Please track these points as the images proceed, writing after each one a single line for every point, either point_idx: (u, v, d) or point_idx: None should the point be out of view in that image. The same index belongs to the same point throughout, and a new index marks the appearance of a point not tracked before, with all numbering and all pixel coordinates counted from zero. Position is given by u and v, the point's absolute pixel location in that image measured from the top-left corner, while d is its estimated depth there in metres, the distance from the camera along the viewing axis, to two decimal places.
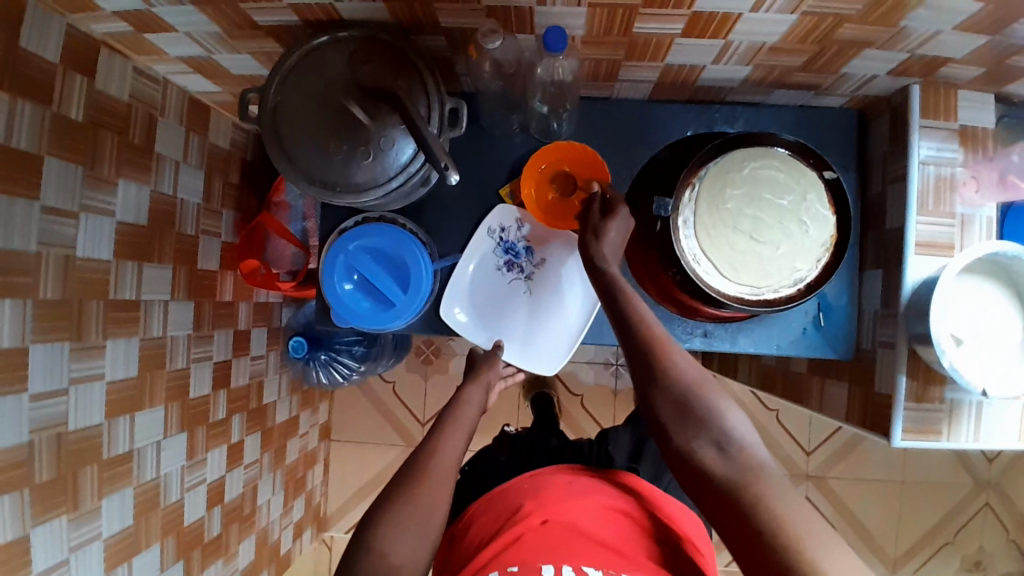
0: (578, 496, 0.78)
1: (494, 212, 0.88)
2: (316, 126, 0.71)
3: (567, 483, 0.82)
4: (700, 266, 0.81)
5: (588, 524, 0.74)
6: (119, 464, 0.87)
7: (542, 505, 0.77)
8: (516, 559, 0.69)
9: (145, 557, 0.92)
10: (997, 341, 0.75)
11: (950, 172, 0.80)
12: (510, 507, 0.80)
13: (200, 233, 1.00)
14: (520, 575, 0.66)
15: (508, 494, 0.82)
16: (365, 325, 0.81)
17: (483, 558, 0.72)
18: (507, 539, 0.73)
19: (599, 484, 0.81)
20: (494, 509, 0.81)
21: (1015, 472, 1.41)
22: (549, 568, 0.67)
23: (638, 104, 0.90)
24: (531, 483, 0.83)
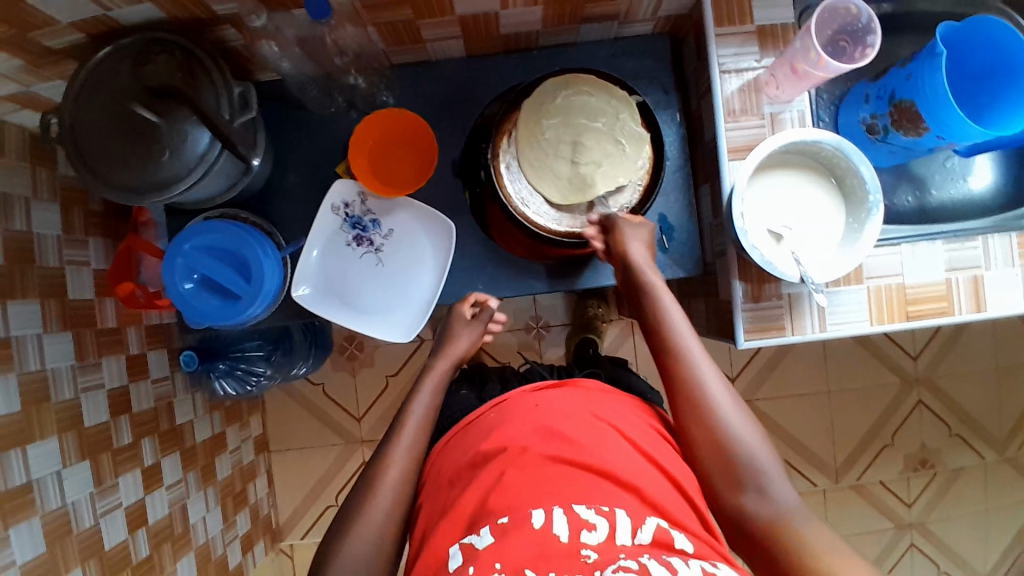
0: (550, 415, 0.70)
1: (334, 188, 0.88)
2: (113, 137, 0.72)
3: (534, 410, 0.71)
4: (530, 207, 0.84)
5: (565, 452, 0.65)
6: (19, 496, 0.86)
7: (516, 439, 0.67)
8: (505, 508, 0.60)
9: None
10: (818, 230, 0.77)
11: (754, 75, 0.81)
12: (474, 446, 0.70)
13: (65, 263, 1.00)
14: (511, 529, 0.58)
15: (473, 432, 0.73)
16: (216, 322, 0.83)
17: (470, 507, 0.63)
18: (488, 482, 0.64)
19: (575, 401, 0.72)
20: (463, 451, 0.71)
21: (944, 362, 1.43)
22: (542, 517, 0.59)
23: (458, 65, 0.91)
24: (498, 418, 0.72)
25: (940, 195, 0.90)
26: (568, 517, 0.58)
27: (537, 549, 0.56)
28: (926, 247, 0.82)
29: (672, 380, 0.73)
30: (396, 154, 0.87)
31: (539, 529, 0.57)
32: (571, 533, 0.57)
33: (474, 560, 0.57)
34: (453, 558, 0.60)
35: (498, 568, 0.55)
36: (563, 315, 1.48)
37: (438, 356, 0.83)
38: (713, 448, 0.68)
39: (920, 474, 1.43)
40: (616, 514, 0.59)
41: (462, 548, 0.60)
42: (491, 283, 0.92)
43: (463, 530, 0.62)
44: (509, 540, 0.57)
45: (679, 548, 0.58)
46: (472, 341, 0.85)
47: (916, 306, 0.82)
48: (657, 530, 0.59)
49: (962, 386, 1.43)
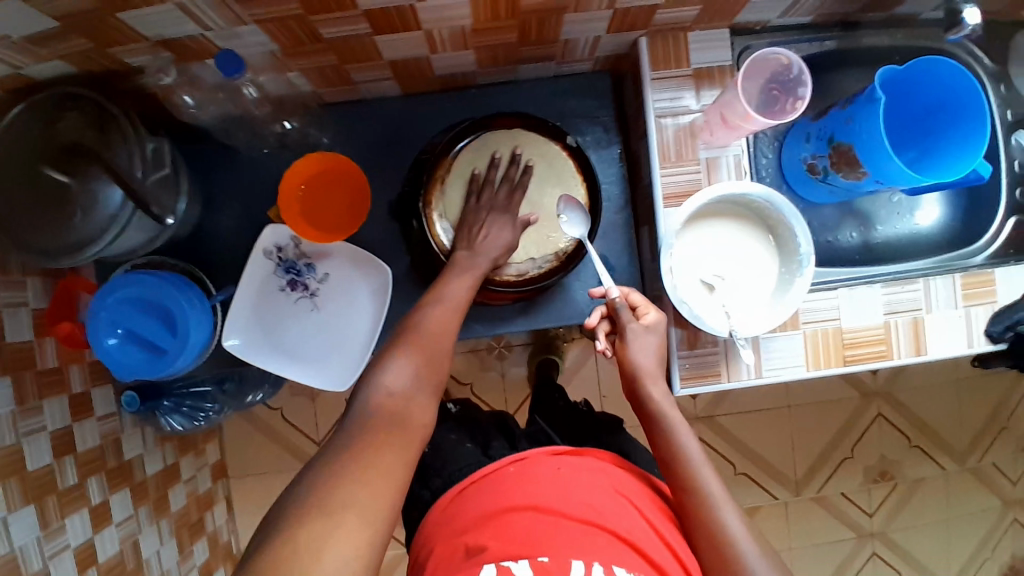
0: (572, 480, 0.68)
1: (267, 233, 0.86)
2: (19, 199, 0.69)
3: (557, 474, 0.69)
4: None
5: (590, 515, 0.64)
6: None
7: (538, 497, 0.65)
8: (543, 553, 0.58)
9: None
10: (751, 281, 0.76)
11: (690, 120, 0.79)
12: (498, 499, 0.66)
13: (1, 306, 0.97)
14: (555, 573, 0.57)
15: (491, 487, 0.69)
16: (143, 376, 0.81)
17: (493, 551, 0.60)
18: (518, 533, 0.61)
19: (594, 469, 0.70)
20: (471, 508, 0.67)
21: (903, 376, 1.43)
22: (582, 570, 0.57)
23: (393, 104, 0.89)
24: (518, 474, 0.69)
25: (886, 230, 0.90)
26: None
27: None
28: (865, 290, 0.83)
29: (672, 476, 0.67)
30: (327, 199, 0.85)
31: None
32: None
33: None
34: None
35: None
36: (523, 334, 1.47)
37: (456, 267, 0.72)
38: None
39: (881, 486, 1.45)
40: None
41: (496, 570, 0.57)
42: None
43: (484, 566, 0.58)
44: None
45: None
46: (465, 292, 0.70)
47: (854, 349, 0.82)
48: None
49: (922, 400, 1.44)
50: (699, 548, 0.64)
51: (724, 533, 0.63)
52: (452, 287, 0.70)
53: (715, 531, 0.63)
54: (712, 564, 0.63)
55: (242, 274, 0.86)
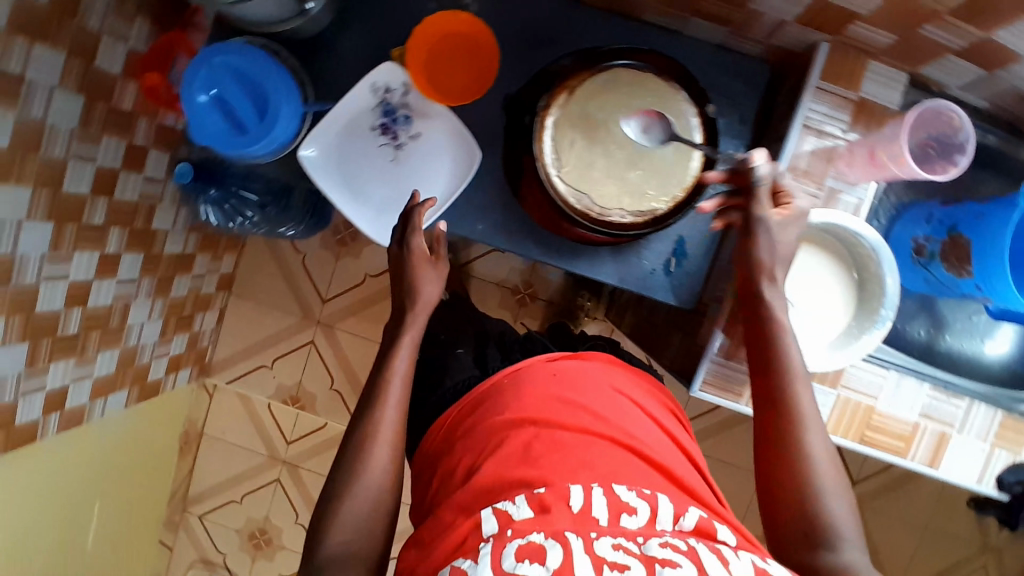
0: (580, 394, 0.70)
1: (381, 69, 0.84)
2: None
3: (554, 377, 0.72)
4: (559, 182, 0.77)
5: (593, 423, 0.66)
6: None
7: (540, 406, 0.67)
8: (540, 480, 0.60)
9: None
10: (818, 318, 0.74)
11: (831, 143, 0.76)
12: (496, 410, 0.69)
13: (105, 29, 0.93)
14: (552, 500, 0.57)
15: (490, 399, 0.72)
16: (212, 144, 0.80)
17: (487, 478, 0.62)
18: (515, 450, 0.63)
19: (596, 373, 0.75)
20: (479, 417, 0.70)
21: (880, 498, 1.41)
22: (580, 493, 0.58)
23: (554, 2, 0.86)
24: (511, 383, 0.72)
25: (952, 341, 0.86)
26: (608, 498, 0.59)
27: (577, 519, 0.56)
28: (912, 384, 0.81)
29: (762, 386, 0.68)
30: (454, 62, 0.83)
31: (577, 510, 0.57)
32: (610, 517, 0.57)
33: (510, 529, 0.56)
34: (484, 522, 0.58)
35: (540, 534, 0.54)
36: (551, 292, 1.45)
37: (402, 334, 0.75)
38: (798, 492, 0.63)
39: None
40: (657, 498, 0.60)
41: (494, 514, 0.58)
42: (492, 227, 0.89)
43: (482, 503, 0.60)
44: (551, 513, 0.56)
45: (721, 538, 0.59)
46: (407, 362, 0.74)
47: (875, 433, 0.81)
48: (700, 520, 0.60)
49: (886, 527, 1.42)
50: (767, 461, 0.65)
51: (804, 451, 0.64)
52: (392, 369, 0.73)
53: (796, 452, 0.64)
54: (778, 478, 0.64)
55: (342, 97, 0.85)
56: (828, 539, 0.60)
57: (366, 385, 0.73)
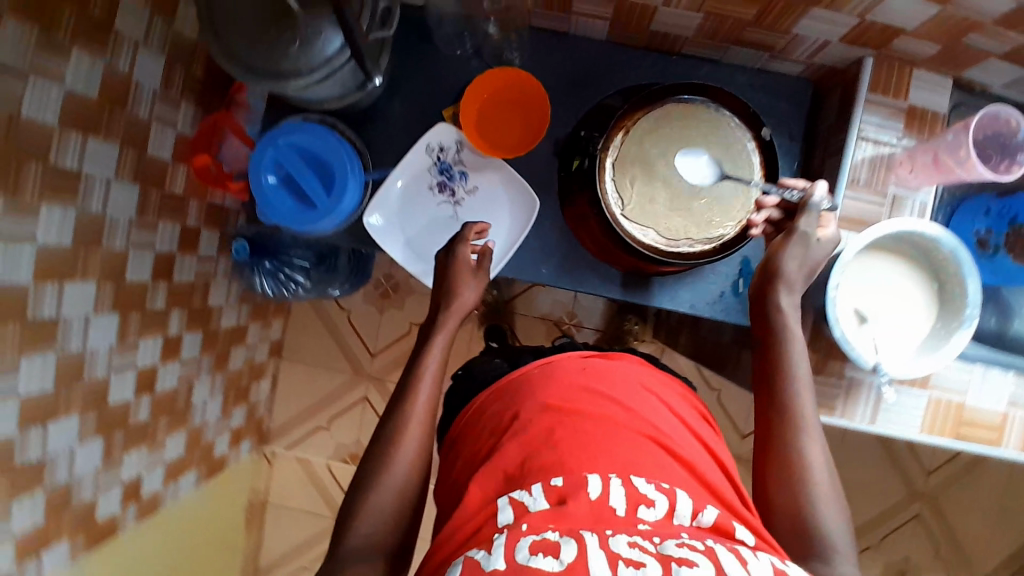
0: (608, 387, 0.69)
1: (435, 129, 0.87)
2: (247, 12, 0.71)
3: (584, 371, 0.71)
4: (626, 222, 0.79)
5: (619, 414, 0.65)
6: (42, 330, 0.83)
7: (564, 396, 0.66)
8: (557, 468, 0.58)
9: (63, 425, 0.89)
10: (901, 323, 0.75)
11: (888, 152, 0.78)
12: (523, 396, 0.69)
13: (154, 119, 0.97)
14: (569, 493, 0.55)
15: (517, 386, 0.72)
16: (283, 222, 0.82)
17: (510, 464, 0.61)
18: (538, 436, 0.62)
19: (627, 371, 0.73)
20: (507, 404, 0.69)
21: (954, 486, 1.40)
22: (598, 484, 0.56)
23: (594, 46, 0.89)
24: (542, 375, 0.71)
25: (1022, 327, 0.82)
26: (625, 489, 0.56)
27: (594, 513, 0.54)
28: (997, 375, 0.80)
29: (766, 397, 0.69)
30: (507, 116, 0.86)
31: (595, 499, 0.55)
32: (629, 508, 0.55)
33: (524, 518, 0.54)
34: (500, 510, 0.57)
35: (553, 527, 0.52)
36: (598, 319, 1.46)
37: (432, 335, 0.77)
38: (789, 504, 0.63)
39: None
40: (676, 493, 0.57)
41: (510, 503, 0.57)
42: (557, 270, 0.90)
43: (502, 485, 0.60)
44: (568, 505, 0.54)
45: (739, 538, 0.56)
46: (437, 364, 0.75)
47: (969, 429, 0.80)
48: (718, 516, 0.57)
49: (965, 517, 1.41)
50: (771, 465, 0.65)
51: (806, 463, 0.64)
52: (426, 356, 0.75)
53: (797, 454, 0.64)
54: (778, 485, 0.64)
55: (399, 162, 0.88)
56: (823, 554, 0.60)
57: (399, 379, 0.75)
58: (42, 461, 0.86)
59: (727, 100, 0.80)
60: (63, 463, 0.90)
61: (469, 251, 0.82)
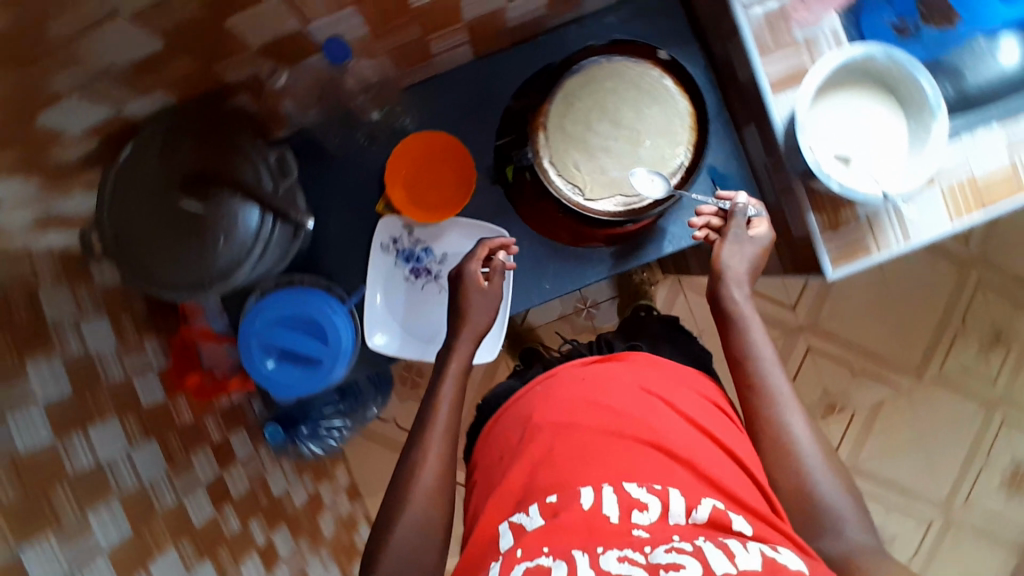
0: (614, 396, 0.72)
1: (381, 228, 0.86)
2: (157, 237, 0.69)
3: (585, 386, 0.75)
4: (596, 203, 0.78)
5: (618, 424, 0.69)
6: None
7: (569, 415, 0.71)
8: (554, 488, 0.63)
9: None
10: (879, 141, 0.75)
11: (777, 7, 0.78)
12: (527, 420, 0.74)
13: (131, 373, 0.97)
14: (562, 509, 0.61)
15: (521, 408, 0.77)
16: (304, 392, 0.81)
17: (518, 483, 0.67)
18: (538, 459, 0.68)
19: (626, 374, 0.75)
20: (514, 429, 0.75)
21: (996, 237, 1.41)
22: (590, 496, 0.61)
23: (468, 72, 0.88)
24: (546, 394, 0.75)
25: (977, 79, 0.82)
26: (617, 496, 0.61)
27: (588, 524, 0.58)
28: (984, 133, 0.80)
29: (737, 369, 0.74)
30: (434, 179, 0.86)
31: (587, 509, 0.60)
32: (621, 513, 0.59)
33: (522, 541, 0.60)
34: (502, 536, 0.64)
35: (546, 551, 0.57)
36: (609, 289, 1.46)
37: (447, 362, 0.77)
38: (790, 476, 0.67)
39: (997, 350, 1.42)
40: (668, 492, 0.61)
41: (511, 527, 0.64)
42: (557, 278, 0.91)
43: (513, 507, 0.66)
44: (561, 518, 0.60)
45: (736, 530, 0.58)
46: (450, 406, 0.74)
47: (993, 194, 0.79)
48: (712, 510, 0.60)
49: (1022, 257, 1.41)
50: (754, 442, 0.71)
51: (789, 432, 0.69)
52: (440, 394, 0.75)
53: (778, 429, 0.69)
54: (769, 463, 0.69)
55: (367, 276, 0.87)
56: (832, 524, 0.63)
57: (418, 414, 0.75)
58: None
59: (612, 49, 0.80)
60: None
61: (478, 266, 0.80)
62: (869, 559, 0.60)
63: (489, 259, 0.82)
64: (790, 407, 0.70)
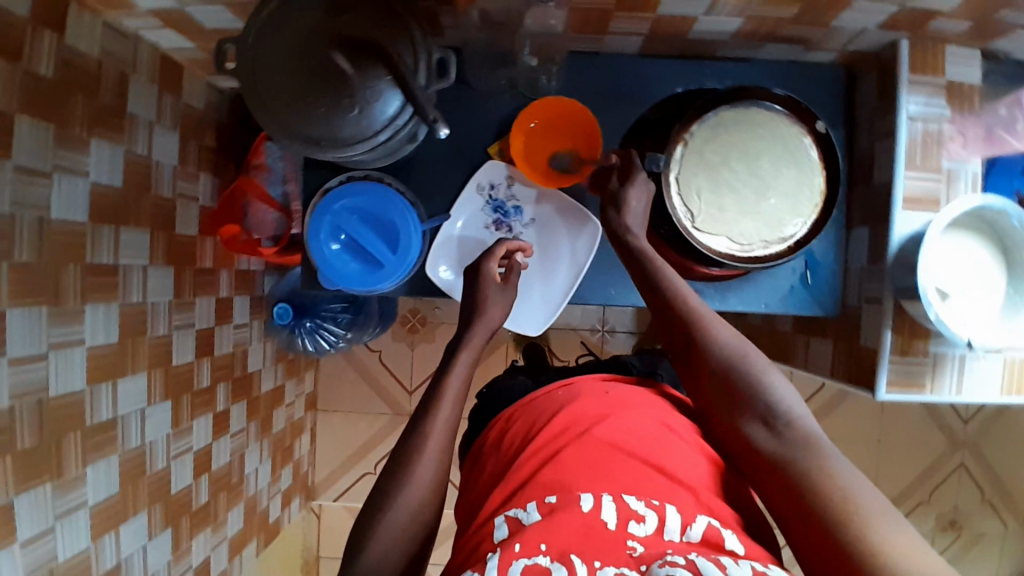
0: (620, 414, 0.74)
1: (484, 168, 0.87)
2: (293, 81, 0.69)
3: (606, 397, 0.77)
4: (700, 235, 0.80)
5: (621, 438, 0.70)
6: (102, 432, 0.82)
7: (583, 417, 0.74)
8: (554, 487, 0.65)
9: (132, 524, 0.88)
10: (981, 287, 0.77)
11: (937, 128, 0.80)
12: (543, 416, 0.76)
13: (178, 196, 0.95)
14: (560, 508, 0.63)
15: (538, 405, 0.79)
16: (354, 287, 0.80)
17: (523, 476, 0.69)
18: (543, 456, 0.70)
19: (644, 402, 0.76)
20: (525, 426, 0.77)
21: (991, 432, 1.44)
22: (590, 501, 0.63)
23: (626, 62, 0.88)
24: (568, 398, 0.78)
25: None
26: (617, 506, 0.63)
27: (584, 529, 0.60)
28: None
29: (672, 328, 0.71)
30: (557, 143, 0.86)
31: (587, 512, 0.62)
32: (620, 522, 0.61)
33: (521, 532, 0.61)
34: (498, 528, 0.64)
35: (543, 550, 0.59)
36: (630, 322, 1.46)
37: (459, 350, 0.74)
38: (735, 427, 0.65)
39: (947, 534, 1.46)
40: (666, 509, 0.63)
41: (507, 521, 0.65)
42: (625, 290, 0.89)
43: (511, 499, 0.67)
44: (557, 518, 0.61)
45: (729, 548, 0.61)
46: (463, 378, 0.72)
47: None
48: (707, 529, 0.62)
49: (1007, 459, 1.45)
50: (714, 406, 0.67)
51: (717, 341, 0.67)
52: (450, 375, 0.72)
53: (716, 371, 0.67)
54: (724, 423, 0.66)
55: (452, 207, 0.87)
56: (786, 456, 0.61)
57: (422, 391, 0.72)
58: (118, 565, 0.86)
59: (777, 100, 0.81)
60: (137, 560, 0.89)
61: (497, 266, 0.81)
62: (841, 476, 0.58)
63: (506, 258, 0.84)
64: (722, 326, 0.69)
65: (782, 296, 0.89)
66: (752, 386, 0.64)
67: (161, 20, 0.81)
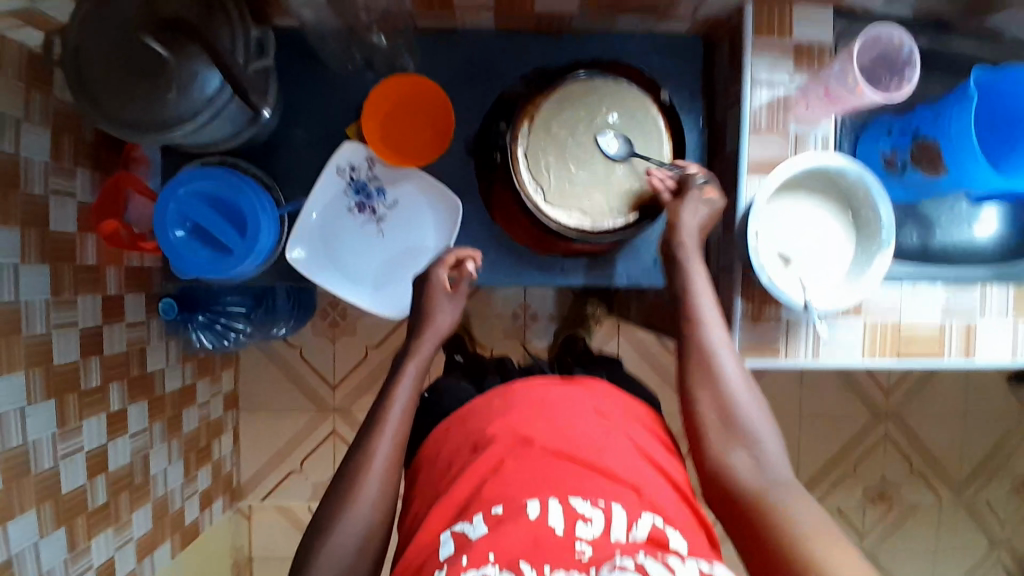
0: (566, 418, 0.67)
1: (343, 149, 0.85)
2: (116, 68, 0.69)
3: (541, 402, 0.69)
4: (552, 210, 0.78)
5: (564, 447, 0.63)
6: None
7: (518, 424, 0.66)
8: (499, 498, 0.59)
9: (20, 523, 0.87)
10: (823, 253, 0.77)
11: (783, 93, 0.80)
12: (477, 429, 0.68)
13: (50, 193, 0.93)
14: (507, 519, 0.57)
15: (474, 417, 0.70)
16: (205, 275, 0.80)
17: (465, 492, 0.62)
18: (484, 469, 0.63)
19: (583, 399, 0.70)
20: (465, 432, 0.69)
21: (914, 400, 1.43)
22: (537, 508, 0.57)
23: (483, 41, 0.88)
24: (504, 406, 0.69)
25: (944, 237, 0.86)
26: (562, 508, 0.57)
27: (533, 539, 0.55)
28: (925, 288, 0.82)
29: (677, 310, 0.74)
30: (409, 125, 0.84)
31: (534, 521, 0.56)
32: (566, 525, 0.56)
33: (466, 550, 0.56)
34: (443, 545, 0.59)
35: (491, 560, 0.53)
36: (550, 308, 1.46)
37: (405, 362, 0.73)
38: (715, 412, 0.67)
39: (877, 505, 1.43)
40: (611, 508, 0.58)
41: (453, 536, 0.59)
42: (491, 268, 0.90)
43: (454, 515, 0.61)
44: (505, 531, 0.56)
45: (674, 547, 0.57)
46: (411, 389, 0.71)
47: (907, 343, 0.82)
48: (652, 528, 0.58)
49: (932, 428, 1.43)
50: (697, 399, 0.69)
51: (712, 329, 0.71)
52: (398, 385, 0.70)
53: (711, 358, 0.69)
54: (705, 408, 0.67)
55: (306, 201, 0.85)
56: (749, 444, 0.64)
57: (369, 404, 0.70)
58: (8, 560, 0.85)
59: (623, 73, 0.81)
60: (28, 557, 0.88)
61: (447, 273, 0.80)
62: (796, 499, 0.59)
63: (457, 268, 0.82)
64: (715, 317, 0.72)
65: (647, 270, 0.90)
66: (744, 415, 0.66)
67: (20, 20, 0.82)
